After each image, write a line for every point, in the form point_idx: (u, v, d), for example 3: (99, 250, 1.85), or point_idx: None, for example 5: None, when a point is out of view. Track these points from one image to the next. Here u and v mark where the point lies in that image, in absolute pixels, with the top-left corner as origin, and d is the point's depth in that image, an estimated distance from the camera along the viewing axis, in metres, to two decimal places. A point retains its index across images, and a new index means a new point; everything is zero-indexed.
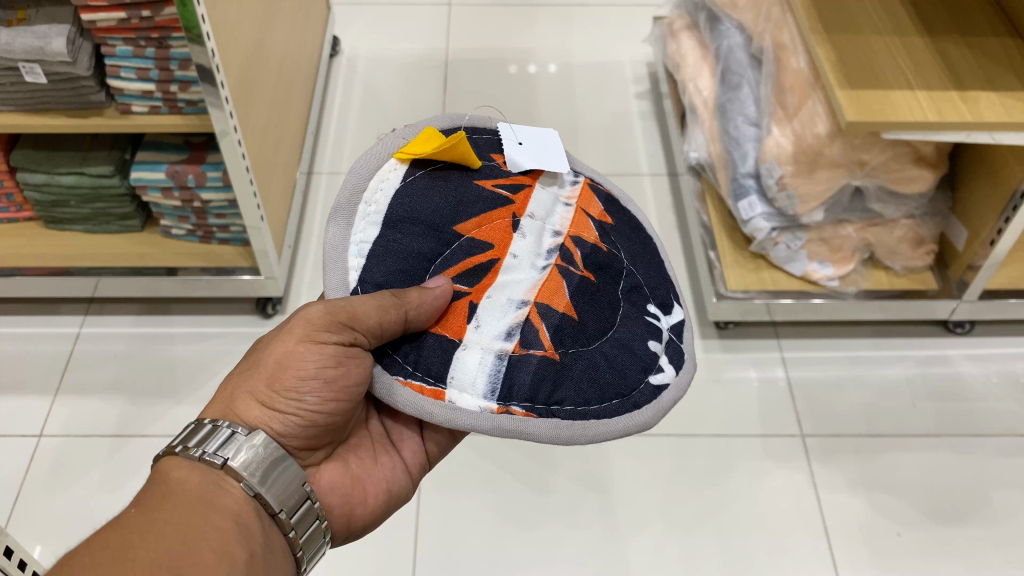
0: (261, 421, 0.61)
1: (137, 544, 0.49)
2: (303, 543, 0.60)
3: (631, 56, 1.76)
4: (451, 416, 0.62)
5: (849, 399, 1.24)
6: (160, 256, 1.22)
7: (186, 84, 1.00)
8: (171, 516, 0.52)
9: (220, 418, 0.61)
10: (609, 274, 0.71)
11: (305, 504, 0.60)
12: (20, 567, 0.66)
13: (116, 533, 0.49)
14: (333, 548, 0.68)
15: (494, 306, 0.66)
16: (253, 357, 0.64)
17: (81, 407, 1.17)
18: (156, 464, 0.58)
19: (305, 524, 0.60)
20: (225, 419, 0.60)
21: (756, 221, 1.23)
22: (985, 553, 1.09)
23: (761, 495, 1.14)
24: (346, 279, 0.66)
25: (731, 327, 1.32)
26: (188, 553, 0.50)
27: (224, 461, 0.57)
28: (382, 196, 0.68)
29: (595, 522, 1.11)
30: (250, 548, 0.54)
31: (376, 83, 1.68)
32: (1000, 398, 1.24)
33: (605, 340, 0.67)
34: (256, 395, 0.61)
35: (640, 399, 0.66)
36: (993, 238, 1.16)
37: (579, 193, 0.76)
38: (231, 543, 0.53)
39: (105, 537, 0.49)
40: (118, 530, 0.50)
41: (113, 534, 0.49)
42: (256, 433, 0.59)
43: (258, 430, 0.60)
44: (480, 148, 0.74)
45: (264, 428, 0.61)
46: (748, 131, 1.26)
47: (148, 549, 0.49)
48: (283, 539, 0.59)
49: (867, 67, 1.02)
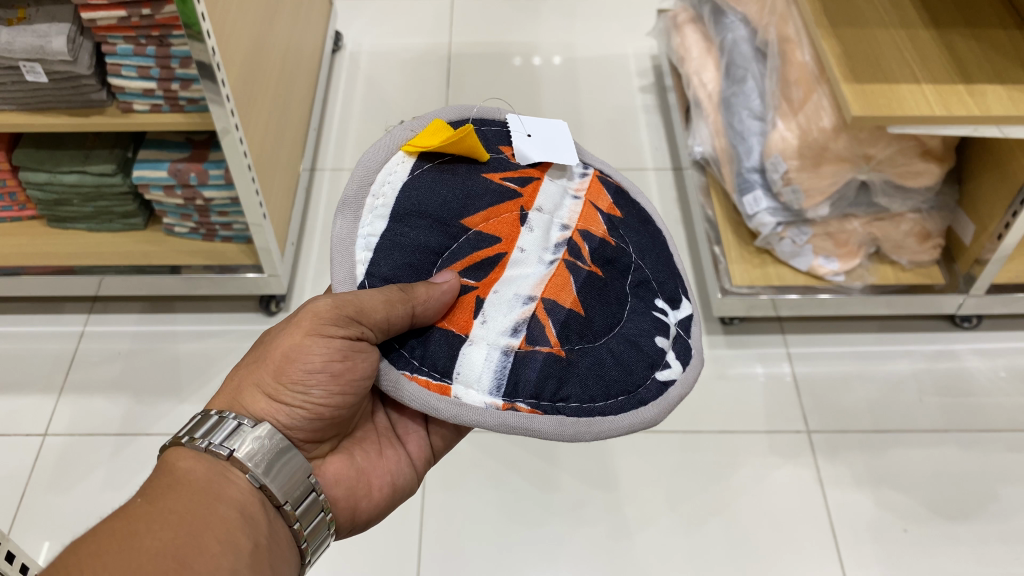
0: (267, 412, 0.61)
1: (144, 533, 0.48)
2: (308, 534, 0.60)
3: (636, 49, 1.75)
4: (457, 412, 0.61)
5: (855, 395, 1.23)
6: (163, 254, 1.22)
7: (187, 82, 1.00)
8: (177, 505, 0.52)
9: (226, 409, 0.60)
10: (617, 269, 0.71)
11: (310, 496, 0.60)
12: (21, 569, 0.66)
13: (122, 521, 0.49)
14: (338, 540, 0.67)
15: (501, 301, 0.65)
16: (259, 349, 0.63)
17: (85, 406, 1.17)
18: (163, 454, 0.58)
19: (310, 516, 0.60)
20: (231, 411, 0.60)
21: (761, 216, 1.22)
22: (993, 549, 1.08)
23: (767, 492, 1.13)
24: (354, 273, 0.64)
25: (737, 323, 1.31)
26: (194, 543, 0.50)
27: (230, 452, 0.56)
28: (389, 190, 0.67)
29: (600, 520, 1.11)
30: (255, 538, 0.54)
31: (378, 79, 1.67)
32: (1007, 393, 1.24)
33: (611, 336, 0.67)
34: (262, 387, 0.61)
35: (646, 396, 0.65)
36: (1000, 232, 1.15)
37: (588, 184, 0.76)
38: (237, 533, 0.52)
39: (113, 523, 0.49)
40: (125, 518, 0.49)
41: (120, 520, 0.49)
42: (261, 424, 0.59)
43: (264, 422, 0.59)
44: (488, 140, 0.73)
45: (270, 420, 0.60)
46: (752, 125, 1.25)
47: (154, 538, 0.48)
48: (288, 530, 0.59)
49: (873, 61, 1.01)
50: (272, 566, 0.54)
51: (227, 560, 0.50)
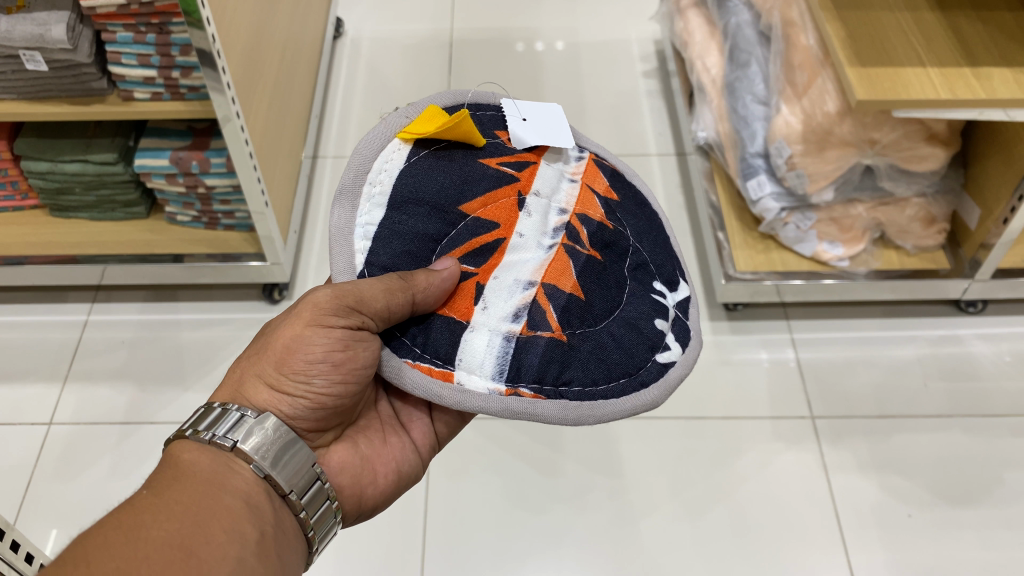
0: (270, 403, 0.60)
1: (150, 524, 0.48)
2: (314, 523, 0.60)
3: (639, 34, 1.74)
4: (461, 399, 0.61)
5: (860, 380, 1.23)
6: (165, 243, 1.21)
7: (187, 70, 1.00)
8: (182, 496, 0.52)
9: (229, 401, 0.60)
10: (615, 252, 0.71)
11: (315, 485, 0.60)
12: (26, 560, 0.65)
13: (127, 513, 0.49)
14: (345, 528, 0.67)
15: (501, 286, 0.65)
16: (260, 341, 0.63)
17: (90, 395, 1.17)
18: (168, 448, 0.58)
19: (316, 505, 0.60)
20: (234, 402, 0.60)
21: (765, 201, 1.21)
22: (997, 534, 1.08)
23: (771, 477, 1.13)
24: (353, 262, 0.64)
25: (741, 309, 1.31)
26: (200, 532, 0.49)
27: (234, 443, 0.56)
28: (386, 177, 0.67)
29: (604, 506, 1.11)
30: (261, 527, 0.54)
31: (380, 65, 1.66)
32: (1012, 377, 1.23)
33: (611, 320, 0.66)
34: (264, 378, 0.61)
35: (647, 378, 0.66)
36: (1006, 217, 1.15)
37: (584, 168, 0.76)
38: (242, 522, 0.52)
39: (118, 516, 0.49)
40: (130, 512, 0.49)
41: (125, 513, 0.49)
42: (265, 415, 0.59)
43: (268, 413, 0.59)
44: (483, 125, 0.73)
45: (273, 410, 0.60)
46: (756, 109, 1.24)
47: (160, 528, 0.48)
48: (295, 520, 0.59)
49: (878, 44, 1.00)
50: (279, 555, 0.54)
51: (234, 549, 0.50)
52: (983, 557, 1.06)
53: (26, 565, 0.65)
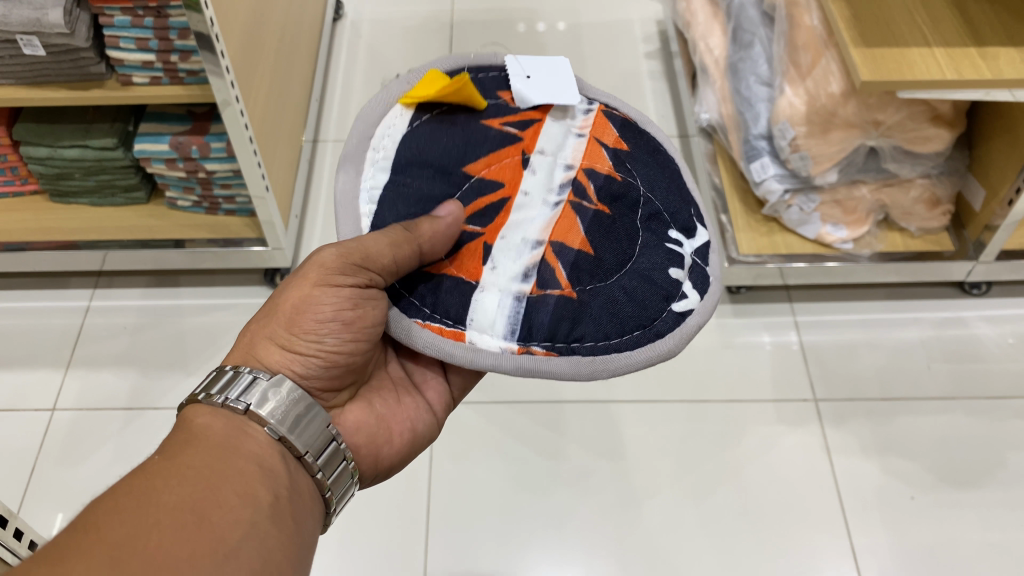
0: (282, 364, 0.60)
1: (162, 488, 0.47)
2: (331, 483, 0.60)
3: (641, 15, 1.73)
4: (475, 357, 0.60)
5: (863, 362, 1.23)
6: (166, 228, 1.21)
7: (186, 54, 0.99)
8: (193, 461, 0.51)
9: (242, 364, 0.60)
10: (626, 204, 0.69)
11: (332, 445, 0.60)
12: (31, 548, 0.66)
13: (140, 478, 0.48)
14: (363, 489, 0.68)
15: (508, 246, 0.65)
16: (270, 303, 0.63)
17: (92, 381, 1.17)
18: (182, 412, 0.58)
19: (333, 466, 0.60)
20: (248, 364, 0.60)
21: (768, 183, 1.21)
22: (1000, 515, 1.08)
23: (774, 459, 1.14)
24: (359, 226, 0.65)
25: (744, 291, 1.31)
26: (211, 495, 0.49)
27: (247, 407, 0.56)
28: (389, 143, 0.68)
29: (607, 489, 1.11)
30: (275, 490, 0.53)
31: (381, 47, 1.65)
32: (1015, 359, 1.23)
33: (623, 273, 0.65)
34: (275, 339, 0.61)
35: (663, 328, 0.64)
36: (1011, 198, 1.14)
37: (592, 120, 0.74)
38: (255, 485, 0.52)
39: (130, 482, 0.48)
40: (137, 478, 0.48)
41: (137, 479, 0.48)
42: (279, 377, 0.59)
43: (281, 375, 0.59)
44: (486, 87, 0.74)
45: (286, 371, 0.60)
46: (760, 91, 1.23)
47: (172, 492, 0.47)
48: (312, 481, 0.58)
49: (883, 24, 0.99)
50: (295, 517, 0.53)
51: (247, 513, 0.49)
52: (985, 539, 1.07)
53: (31, 553, 0.66)
